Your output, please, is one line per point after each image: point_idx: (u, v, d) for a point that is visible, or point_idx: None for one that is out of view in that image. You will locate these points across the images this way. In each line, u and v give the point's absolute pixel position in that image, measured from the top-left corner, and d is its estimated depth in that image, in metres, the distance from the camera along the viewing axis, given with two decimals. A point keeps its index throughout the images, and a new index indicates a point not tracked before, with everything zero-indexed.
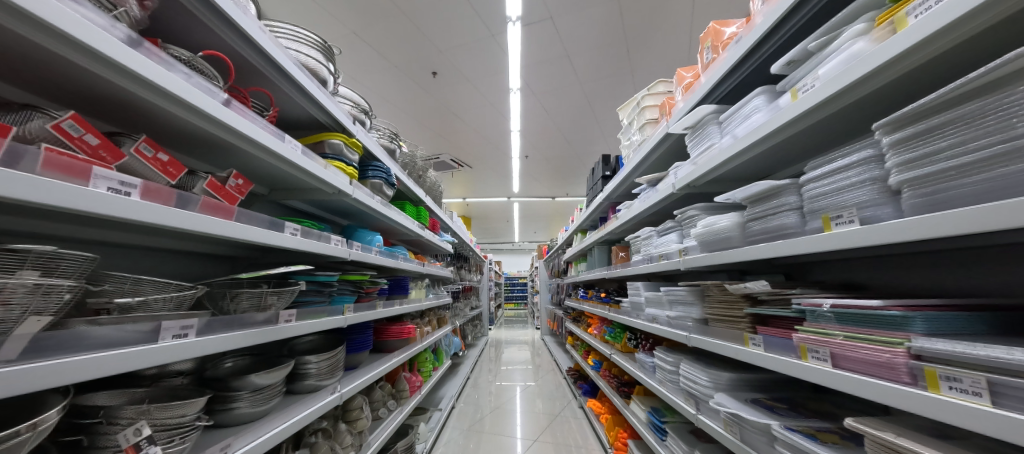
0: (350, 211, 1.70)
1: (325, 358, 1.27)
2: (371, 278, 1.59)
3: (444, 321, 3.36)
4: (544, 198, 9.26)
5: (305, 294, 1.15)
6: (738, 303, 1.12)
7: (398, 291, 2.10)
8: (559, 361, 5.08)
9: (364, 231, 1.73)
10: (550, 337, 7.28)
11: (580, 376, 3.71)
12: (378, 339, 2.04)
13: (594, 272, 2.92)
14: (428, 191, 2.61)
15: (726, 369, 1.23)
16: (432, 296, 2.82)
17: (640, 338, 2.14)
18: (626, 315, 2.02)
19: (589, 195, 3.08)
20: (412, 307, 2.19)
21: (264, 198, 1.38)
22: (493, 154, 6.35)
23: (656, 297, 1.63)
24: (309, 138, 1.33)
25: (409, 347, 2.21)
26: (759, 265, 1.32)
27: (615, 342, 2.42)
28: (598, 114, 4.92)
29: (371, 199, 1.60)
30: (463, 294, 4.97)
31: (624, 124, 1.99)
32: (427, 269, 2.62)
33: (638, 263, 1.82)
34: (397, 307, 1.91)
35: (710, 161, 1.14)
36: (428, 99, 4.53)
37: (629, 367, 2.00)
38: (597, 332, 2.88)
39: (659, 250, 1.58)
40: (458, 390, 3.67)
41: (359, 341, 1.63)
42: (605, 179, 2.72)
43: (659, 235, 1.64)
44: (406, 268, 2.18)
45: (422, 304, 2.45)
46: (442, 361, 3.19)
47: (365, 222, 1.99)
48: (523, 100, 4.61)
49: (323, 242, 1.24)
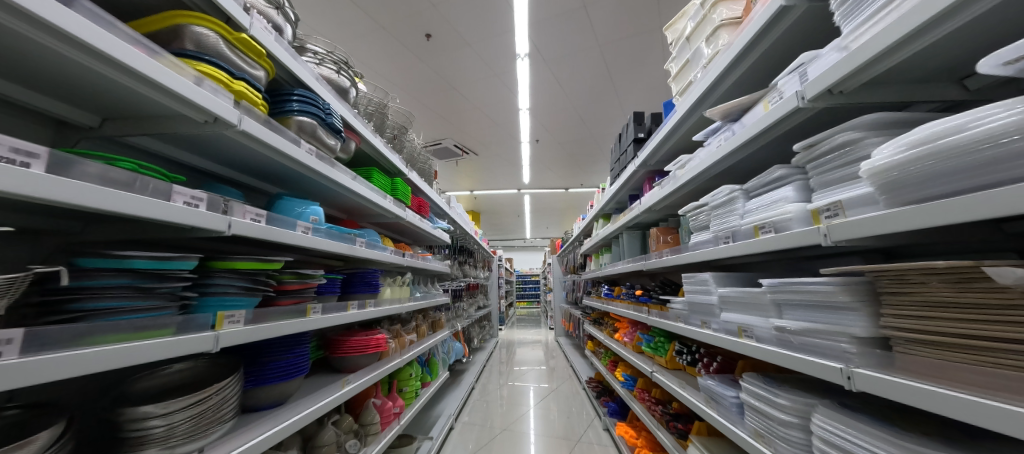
0: (276, 171, 1.15)
1: (194, 411, 0.75)
2: (296, 271, 1.03)
3: (440, 325, 2.80)
4: (557, 189, 8.63)
5: (107, 297, 0.60)
6: (996, 312, 0.47)
7: (360, 290, 1.53)
8: (576, 367, 4.47)
9: (295, 200, 1.16)
10: (566, 338, 6.67)
11: (604, 389, 3.09)
12: (331, 354, 1.47)
13: (623, 265, 2.29)
14: (408, 162, 2.03)
15: (935, 442, 0.59)
16: (419, 294, 2.26)
17: (700, 353, 1.49)
18: (681, 323, 1.38)
19: (615, 168, 2.45)
20: (387, 312, 1.63)
21: (107, 137, 0.87)
22: (500, 138, 5.76)
23: (743, 295, 0.99)
24: (156, 20, 0.77)
25: (383, 364, 1.64)
26: (974, 234, 0.68)
27: (657, 355, 1.79)
28: (617, 84, 4.26)
29: (298, 148, 1.04)
30: (467, 292, 4.41)
31: (676, 43, 1.36)
32: (411, 261, 2.06)
33: (705, 245, 1.19)
34: (354, 313, 1.34)
35: (930, 2, 0.50)
36: (424, 70, 3.98)
37: (684, 395, 1.37)
38: (629, 341, 2.24)
39: (751, 220, 0.94)
40: (459, 405, 3.11)
41: (278, 367, 1.06)
42: (638, 143, 2.09)
43: (747, 198, 1.00)
44: (374, 258, 1.62)
45: (402, 305, 1.88)
46: (435, 374, 2.63)
47: (313, 197, 1.45)
48: (531, 69, 3.99)
49: (166, 201, 0.66)
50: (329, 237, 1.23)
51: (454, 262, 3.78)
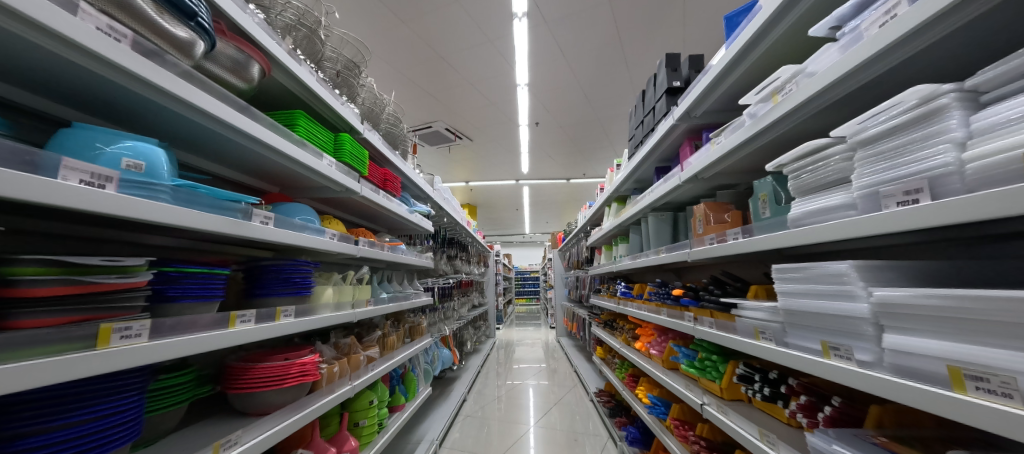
0: (70, 81, 0.64)
1: None
2: (64, 260, 0.51)
3: (421, 331, 2.29)
4: (557, 179, 8.11)
5: None
6: None
7: (276, 292, 1.02)
8: (582, 372, 4.00)
9: (104, 132, 0.62)
10: (570, 338, 6.21)
11: (617, 406, 2.59)
12: (227, 389, 0.96)
13: (650, 257, 1.78)
14: (366, 118, 1.52)
15: None
16: (388, 295, 1.75)
17: (789, 385, 0.98)
18: (766, 342, 0.87)
19: (637, 133, 1.94)
20: (324, 323, 1.12)
21: None
22: (496, 120, 5.23)
23: (960, 305, 0.48)
24: None
25: (319, 398, 1.11)
26: None
27: (706, 378, 1.29)
28: (629, 52, 3.74)
29: (77, 22, 0.51)
30: (459, 290, 3.90)
31: None
32: (373, 252, 1.55)
33: (835, 216, 0.68)
34: (251, 327, 0.84)
35: None
36: (407, 34, 3.44)
37: (768, 448, 0.87)
38: (657, 355, 1.73)
39: (1000, 146, 0.43)
40: (447, 423, 2.63)
41: (99, 428, 0.61)
42: (672, 93, 1.58)
43: (970, 107, 0.49)
44: (304, 245, 1.11)
45: (357, 311, 1.38)
46: (413, 392, 2.13)
47: (190, 145, 0.94)
48: (530, 33, 3.46)
49: None
50: (200, 206, 0.74)
51: (442, 255, 3.28)
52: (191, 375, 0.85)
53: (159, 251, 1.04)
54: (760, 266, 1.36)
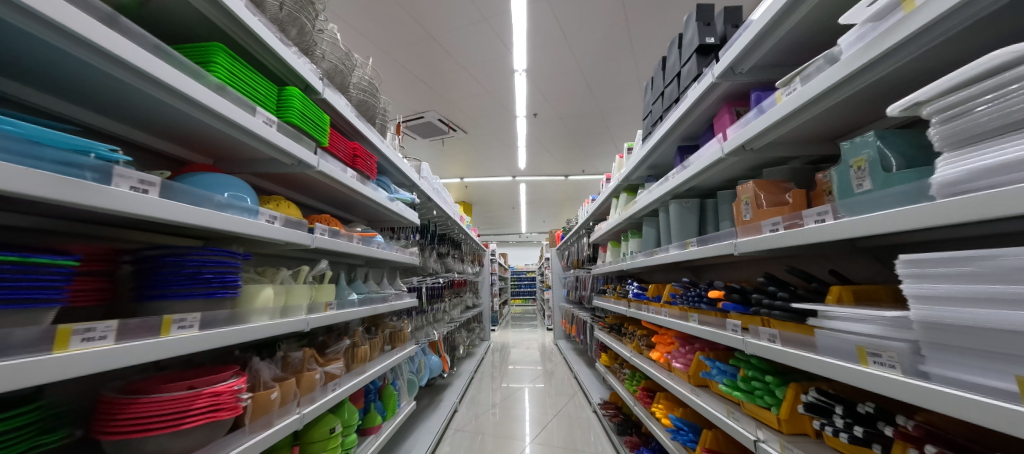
0: None
1: None
2: None
3: (404, 338, 2.00)
4: (556, 175, 7.84)
5: None
6: None
7: (180, 292, 0.71)
8: (583, 378, 3.72)
9: None
10: (569, 341, 5.93)
11: (627, 421, 2.31)
12: (98, 432, 0.63)
13: (672, 252, 1.50)
14: (329, 77, 1.22)
15: None
16: (358, 297, 1.45)
17: (897, 428, 0.69)
18: (879, 370, 0.60)
19: (657, 108, 1.65)
20: (253, 336, 0.82)
21: None
22: (492, 111, 4.94)
23: None
24: None
25: (247, 435, 0.79)
26: None
27: (755, 404, 1.02)
28: (635, 35, 3.46)
29: None
30: (451, 290, 3.61)
31: None
32: (338, 244, 1.25)
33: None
34: (112, 347, 0.52)
35: None
36: (394, 10, 3.13)
37: None
38: (681, 368, 1.44)
39: None
40: (435, 439, 2.34)
41: None
42: (705, 53, 1.30)
43: None
44: (231, 229, 0.80)
45: (310, 318, 1.07)
46: (394, 409, 1.83)
47: (29, 75, 0.64)
48: (529, 12, 3.17)
49: None
50: (44, 162, 0.47)
51: (433, 251, 2.99)
52: (42, 412, 0.58)
53: (12, 237, 0.74)
54: (825, 261, 1.15)
